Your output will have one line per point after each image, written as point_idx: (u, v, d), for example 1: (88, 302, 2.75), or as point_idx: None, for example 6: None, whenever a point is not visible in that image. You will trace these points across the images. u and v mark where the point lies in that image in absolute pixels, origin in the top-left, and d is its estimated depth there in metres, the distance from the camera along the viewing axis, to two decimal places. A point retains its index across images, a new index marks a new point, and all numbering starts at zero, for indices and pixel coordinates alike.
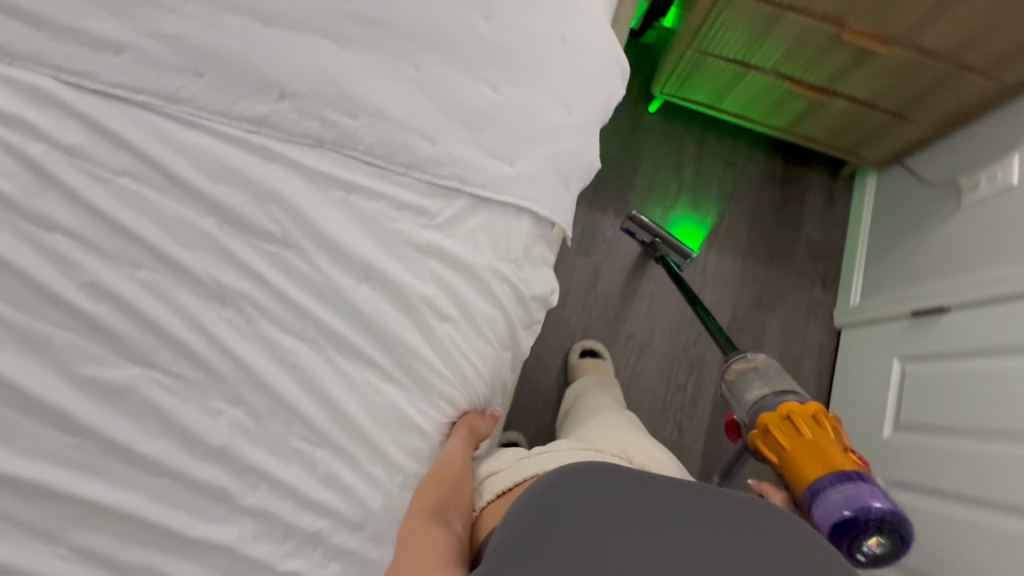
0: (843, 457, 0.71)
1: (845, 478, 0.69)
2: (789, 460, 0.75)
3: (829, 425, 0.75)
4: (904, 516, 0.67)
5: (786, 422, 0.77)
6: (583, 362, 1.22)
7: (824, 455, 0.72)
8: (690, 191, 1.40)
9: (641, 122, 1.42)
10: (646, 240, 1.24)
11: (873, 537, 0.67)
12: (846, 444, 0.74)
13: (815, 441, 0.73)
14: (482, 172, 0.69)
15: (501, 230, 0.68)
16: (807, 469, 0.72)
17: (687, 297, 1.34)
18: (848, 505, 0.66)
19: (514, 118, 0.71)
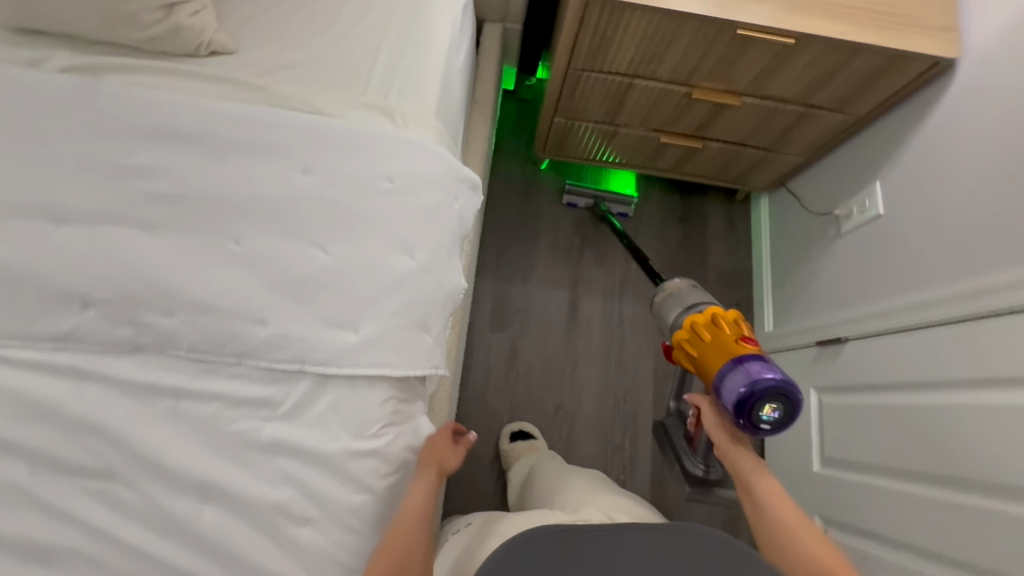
0: (736, 344, 0.72)
1: (740, 362, 0.69)
2: (700, 363, 0.76)
3: (729, 321, 0.76)
4: (789, 381, 0.66)
5: (691, 331, 0.79)
6: (516, 447, 1.16)
7: (725, 347, 0.72)
8: (594, 244, 1.38)
9: (533, 182, 1.41)
10: (585, 203, 1.39)
11: (769, 404, 0.67)
12: (744, 332, 0.74)
13: (716, 337, 0.75)
14: (322, 346, 0.63)
15: (353, 406, 0.64)
16: (711, 366, 0.73)
17: (608, 353, 1.31)
18: (740, 382, 0.67)
19: (353, 278, 0.66)
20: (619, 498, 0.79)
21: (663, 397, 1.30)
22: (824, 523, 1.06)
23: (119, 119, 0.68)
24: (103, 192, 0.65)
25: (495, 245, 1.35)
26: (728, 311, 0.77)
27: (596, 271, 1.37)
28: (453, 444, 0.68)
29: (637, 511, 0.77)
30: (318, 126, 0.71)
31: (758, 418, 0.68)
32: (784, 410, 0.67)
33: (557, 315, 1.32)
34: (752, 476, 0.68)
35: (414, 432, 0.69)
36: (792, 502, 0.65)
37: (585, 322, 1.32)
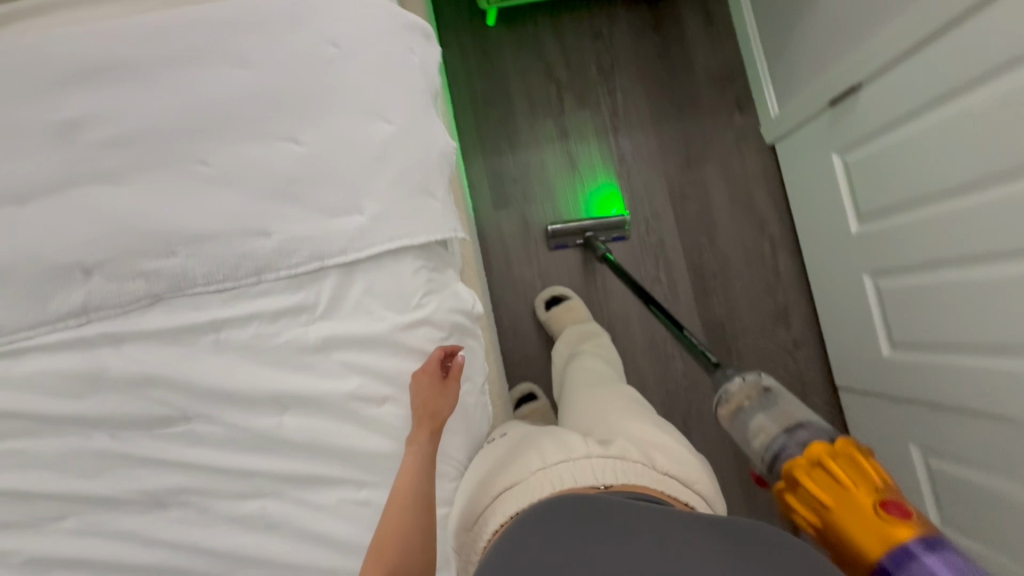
0: (886, 518, 0.51)
1: (908, 552, 0.47)
2: (840, 539, 0.54)
3: (861, 475, 0.58)
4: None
5: (830, 482, 0.59)
6: (554, 313, 1.18)
7: (873, 525, 0.51)
8: (572, 87, 1.29)
9: (489, 42, 1.29)
10: (575, 240, 1.24)
11: None
12: (888, 497, 0.53)
13: (850, 501, 0.55)
14: (333, 236, 0.61)
15: (386, 285, 0.62)
16: (857, 550, 0.51)
17: (619, 194, 1.27)
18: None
19: (337, 160, 0.62)
20: (665, 433, 0.67)
21: (685, 219, 1.27)
22: (873, 278, 1.05)
23: (25, 72, 0.59)
24: (50, 155, 0.59)
25: (472, 122, 1.27)
26: (845, 447, 0.62)
27: (583, 116, 1.29)
28: (442, 389, 0.62)
29: (677, 447, 0.65)
30: (237, 10, 0.62)
31: None
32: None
33: (557, 172, 1.27)
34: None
35: (455, 296, 0.68)
36: None
37: (587, 171, 1.27)
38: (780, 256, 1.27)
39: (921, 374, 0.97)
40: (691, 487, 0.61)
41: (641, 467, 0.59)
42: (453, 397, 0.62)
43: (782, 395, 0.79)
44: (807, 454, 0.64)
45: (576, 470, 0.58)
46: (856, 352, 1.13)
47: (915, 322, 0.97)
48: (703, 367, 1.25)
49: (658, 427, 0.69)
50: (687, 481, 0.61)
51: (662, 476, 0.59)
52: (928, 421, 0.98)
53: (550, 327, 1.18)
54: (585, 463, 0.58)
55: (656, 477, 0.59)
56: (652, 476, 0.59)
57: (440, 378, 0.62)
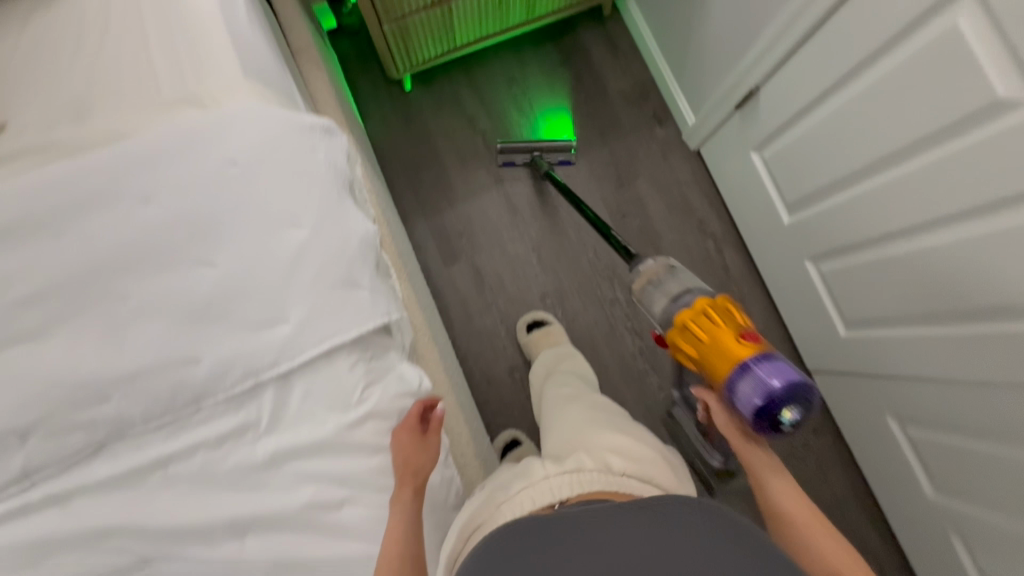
0: (741, 345, 0.66)
1: (747, 366, 0.64)
2: (705, 364, 0.70)
3: (725, 312, 0.71)
4: (803, 378, 0.63)
5: (701, 315, 0.72)
6: (533, 337, 1.19)
7: (728, 350, 0.67)
8: (496, 132, 1.33)
9: (409, 106, 1.33)
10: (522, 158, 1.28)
11: (789, 410, 0.64)
12: (743, 327, 0.69)
13: (717, 338, 0.69)
14: (263, 351, 0.61)
15: (324, 387, 0.62)
16: (716, 370, 0.68)
17: (562, 225, 1.30)
18: (756, 391, 0.63)
19: (255, 274, 0.63)
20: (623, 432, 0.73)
21: (629, 236, 1.29)
22: (815, 262, 1.07)
23: None
24: None
25: (408, 185, 1.29)
26: (725, 302, 0.71)
27: (513, 157, 1.32)
28: (422, 444, 0.64)
29: (632, 446, 0.71)
30: (129, 148, 0.63)
31: (779, 423, 0.64)
32: (802, 410, 0.65)
33: (498, 216, 1.29)
34: (765, 475, 0.67)
35: (398, 379, 0.68)
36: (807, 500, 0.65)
37: (527, 210, 1.30)
38: (727, 254, 1.30)
39: (877, 349, 0.98)
40: (648, 482, 0.67)
41: (597, 475, 0.65)
42: (434, 450, 0.64)
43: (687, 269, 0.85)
44: (694, 308, 0.73)
45: (537, 492, 0.63)
46: (815, 335, 1.15)
47: (861, 301, 0.98)
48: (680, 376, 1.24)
49: (615, 427, 0.75)
50: (646, 478, 0.67)
51: (621, 478, 0.65)
52: (894, 393, 0.99)
53: (530, 351, 1.18)
54: (544, 483, 0.64)
55: (612, 479, 0.65)
56: (608, 480, 0.64)
57: (420, 437, 0.64)
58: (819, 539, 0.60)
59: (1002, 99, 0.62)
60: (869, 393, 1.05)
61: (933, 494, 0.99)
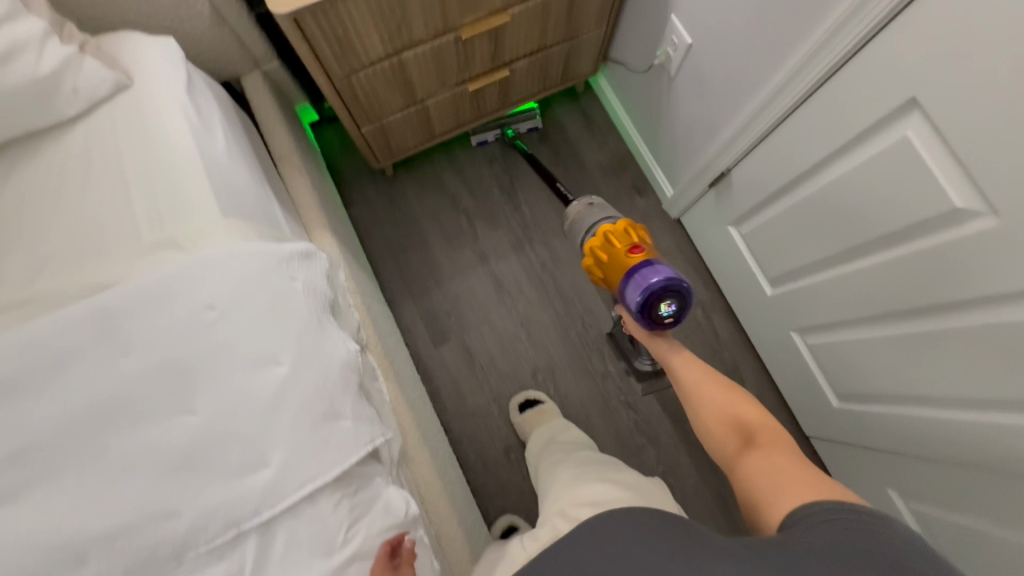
0: (630, 257, 0.81)
1: (632, 274, 0.79)
2: (609, 276, 0.84)
3: (622, 233, 0.85)
4: (677, 276, 0.76)
5: (605, 239, 0.86)
6: (526, 416, 1.18)
7: (621, 263, 0.82)
8: (480, 212, 1.35)
9: (394, 190, 1.37)
10: (494, 136, 1.36)
11: (665, 302, 0.77)
12: (635, 242, 0.83)
13: (614, 255, 0.83)
14: (244, 500, 0.60)
15: (308, 531, 0.61)
16: (614, 282, 0.83)
17: (549, 299, 1.31)
18: (637, 288, 0.77)
19: (234, 417, 0.63)
20: (602, 484, 0.75)
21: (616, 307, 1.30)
22: (801, 332, 1.08)
23: None
24: None
25: (395, 269, 1.31)
26: (625, 223, 0.85)
27: (497, 235, 1.34)
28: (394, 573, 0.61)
29: (612, 493, 0.72)
30: (109, 298, 0.64)
31: (661, 315, 0.78)
32: (679, 303, 0.78)
33: (485, 294, 1.31)
34: (671, 358, 0.80)
35: (384, 508, 0.67)
36: (711, 390, 0.75)
37: (513, 287, 1.31)
38: (715, 319, 1.30)
39: (871, 422, 0.97)
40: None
41: None
42: None
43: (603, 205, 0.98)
44: (602, 232, 0.87)
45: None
46: (810, 402, 1.14)
47: (851, 375, 0.98)
48: (677, 447, 1.24)
49: (595, 480, 0.76)
50: None
51: None
52: (892, 465, 0.97)
53: (524, 432, 1.17)
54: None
55: None
56: None
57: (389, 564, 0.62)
58: (717, 395, 0.74)
59: (961, 208, 0.64)
60: (868, 463, 1.04)
61: None
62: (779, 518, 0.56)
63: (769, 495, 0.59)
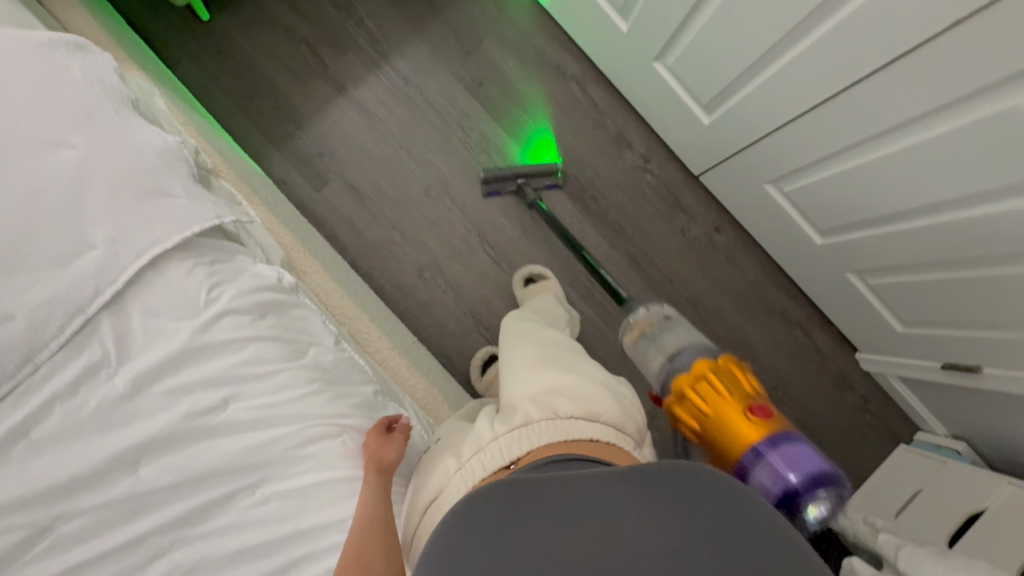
0: (754, 423, 0.72)
1: (760, 451, 0.70)
2: (711, 423, 0.75)
3: (732, 380, 0.77)
4: (829, 466, 0.69)
5: (704, 379, 0.78)
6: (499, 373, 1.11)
7: (742, 429, 0.72)
8: (320, 38, 1.22)
9: (216, 36, 1.20)
10: (510, 185, 1.22)
11: (814, 507, 0.69)
12: (752, 400, 0.75)
13: (722, 409, 0.74)
14: (78, 283, 0.56)
15: (165, 299, 0.59)
16: (725, 441, 0.73)
17: (421, 113, 1.24)
18: (774, 476, 0.68)
19: (35, 209, 0.56)
20: (569, 371, 0.68)
21: (491, 104, 1.25)
22: (661, 61, 1.07)
23: None
24: None
25: (249, 122, 1.20)
26: (730, 370, 0.78)
27: (347, 59, 1.23)
28: (386, 438, 0.63)
29: (585, 386, 0.66)
30: None
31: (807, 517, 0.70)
32: (829, 501, 0.70)
33: (354, 125, 1.22)
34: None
35: (252, 276, 0.65)
36: None
37: (382, 111, 1.23)
38: (591, 90, 1.27)
39: (735, 120, 1.01)
40: (597, 422, 0.62)
41: (546, 424, 0.59)
42: (400, 443, 0.63)
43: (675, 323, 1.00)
44: (703, 374, 0.79)
45: (488, 455, 0.59)
46: (687, 138, 1.17)
47: (709, 76, 0.99)
48: (582, 224, 1.26)
49: (568, 369, 0.68)
50: (591, 413, 0.62)
51: (570, 420, 0.60)
52: (761, 156, 1.02)
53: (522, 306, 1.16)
54: (493, 446, 0.59)
55: (561, 426, 0.59)
56: (557, 427, 0.59)
57: (383, 430, 0.64)
58: None
59: None
60: (744, 169, 1.09)
61: (819, 238, 1.08)
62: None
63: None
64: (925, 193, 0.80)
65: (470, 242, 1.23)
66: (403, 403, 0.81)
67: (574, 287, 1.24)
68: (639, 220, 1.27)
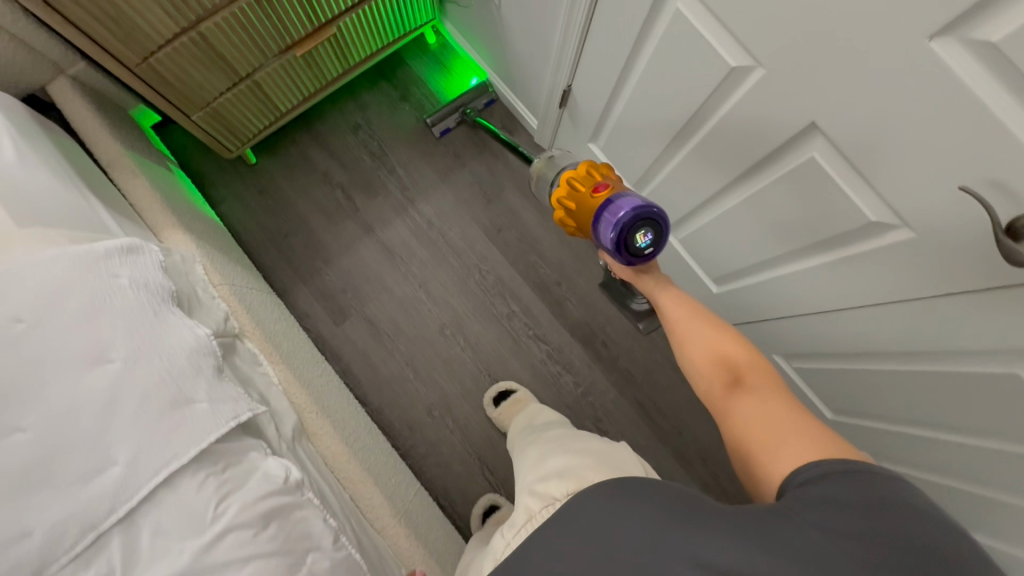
0: (598, 198, 0.73)
1: (602, 212, 0.71)
2: (580, 219, 0.76)
3: (585, 176, 0.78)
4: (646, 203, 0.68)
5: (569, 187, 0.79)
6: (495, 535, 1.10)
7: (589, 205, 0.74)
8: (354, 182, 1.32)
9: (259, 177, 1.30)
10: (455, 121, 1.32)
11: (641, 233, 0.69)
12: (597, 182, 0.76)
13: (581, 200, 0.76)
14: (95, 502, 0.59)
15: (174, 515, 0.61)
16: (585, 223, 0.75)
17: (441, 253, 1.30)
18: (610, 228, 0.69)
19: (69, 425, 0.61)
20: (564, 455, 0.70)
21: (509, 248, 1.31)
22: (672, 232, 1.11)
23: None
24: None
25: (279, 256, 1.27)
26: (586, 164, 0.79)
27: (376, 202, 1.31)
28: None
29: (575, 462, 0.68)
30: None
31: (640, 249, 0.70)
32: (655, 232, 0.70)
33: (378, 263, 1.29)
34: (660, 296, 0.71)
35: (260, 479, 0.67)
36: (696, 306, 0.68)
37: (404, 251, 1.29)
38: None
39: (741, 298, 1.03)
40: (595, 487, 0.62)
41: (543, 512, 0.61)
42: None
43: (560, 159, 1.01)
44: (566, 181, 0.80)
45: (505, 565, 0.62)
46: (698, 298, 1.19)
47: (715, 257, 1.02)
48: (592, 368, 1.27)
49: (564, 454, 0.71)
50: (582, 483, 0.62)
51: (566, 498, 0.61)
52: (771, 333, 1.03)
53: (503, 423, 1.17)
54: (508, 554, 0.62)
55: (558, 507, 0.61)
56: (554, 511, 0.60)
57: None
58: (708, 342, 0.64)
59: (735, 67, 0.67)
60: (753, 338, 1.10)
61: (830, 415, 1.07)
62: (779, 476, 0.48)
63: (757, 443, 0.52)
64: (933, 411, 0.79)
65: (480, 381, 1.24)
66: None
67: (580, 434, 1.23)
68: (649, 367, 1.28)
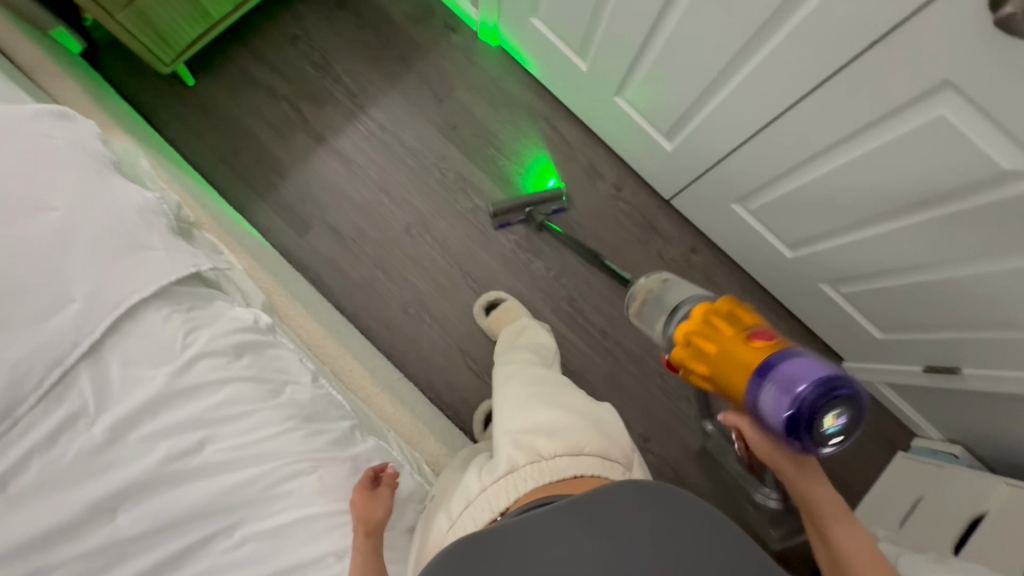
0: (753, 347, 0.58)
1: (765, 371, 0.55)
2: (719, 368, 0.61)
3: (727, 317, 0.64)
4: (836, 374, 0.52)
5: (703, 324, 0.64)
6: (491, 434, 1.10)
7: (739, 355, 0.58)
8: (299, 95, 1.29)
9: (200, 98, 1.27)
10: (518, 219, 1.26)
11: (829, 415, 0.52)
12: (748, 328, 0.61)
13: (724, 345, 0.60)
14: (57, 336, 0.58)
15: (143, 346, 0.61)
16: (731, 380, 0.59)
17: (398, 157, 1.29)
18: (781, 399, 0.53)
19: (17, 267, 0.59)
20: (549, 409, 0.67)
21: (465, 145, 1.31)
22: (621, 94, 1.12)
23: None
24: None
25: (233, 176, 1.25)
26: (728, 305, 0.65)
27: (325, 112, 1.29)
28: (372, 494, 0.61)
29: (565, 421, 0.64)
30: None
31: (822, 435, 0.53)
32: (846, 416, 0.53)
33: (335, 173, 1.27)
34: (824, 506, 0.66)
35: (229, 319, 0.67)
36: (859, 531, 0.65)
37: (360, 159, 1.28)
38: (560, 126, 1.32)
39: (693, 145, 1.05)
40: (583, 455, 0.60)
41: (528, 470, 0.59)
42: (386, 501, 0.61)
43: (671, 282, 0.96)
44: (697, 323, 0.65)
45: (477, 509, 0.59)
46: (655, 165, 1.21)
47: (663, 105, 1.03)
48: (562, 252, 1.28)
49: (552, 405, 0.67)
50: (572, 450, 0.60)
51: (554, 462, 0.59)
52: (724, 177, 1.06)
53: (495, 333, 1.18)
54: (482, 498, 0.59)
55: (543, 468, 0.59)
56: (540, 473, 0.58)
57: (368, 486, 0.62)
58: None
59: None
60: (709, 190, 1.13)
61: (788, 252, 1.10)
62: None
63: None
64: (877, 200, 0.83)
65: (452, 276, 1.25)
66: (385, 437, 0.81)
67: (557, 316, 1.26)
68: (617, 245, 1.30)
